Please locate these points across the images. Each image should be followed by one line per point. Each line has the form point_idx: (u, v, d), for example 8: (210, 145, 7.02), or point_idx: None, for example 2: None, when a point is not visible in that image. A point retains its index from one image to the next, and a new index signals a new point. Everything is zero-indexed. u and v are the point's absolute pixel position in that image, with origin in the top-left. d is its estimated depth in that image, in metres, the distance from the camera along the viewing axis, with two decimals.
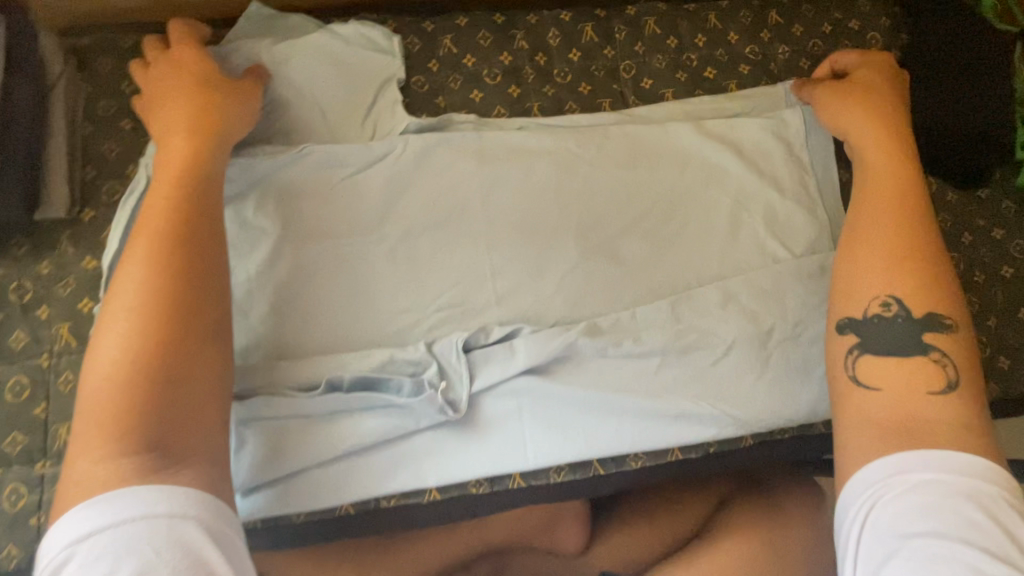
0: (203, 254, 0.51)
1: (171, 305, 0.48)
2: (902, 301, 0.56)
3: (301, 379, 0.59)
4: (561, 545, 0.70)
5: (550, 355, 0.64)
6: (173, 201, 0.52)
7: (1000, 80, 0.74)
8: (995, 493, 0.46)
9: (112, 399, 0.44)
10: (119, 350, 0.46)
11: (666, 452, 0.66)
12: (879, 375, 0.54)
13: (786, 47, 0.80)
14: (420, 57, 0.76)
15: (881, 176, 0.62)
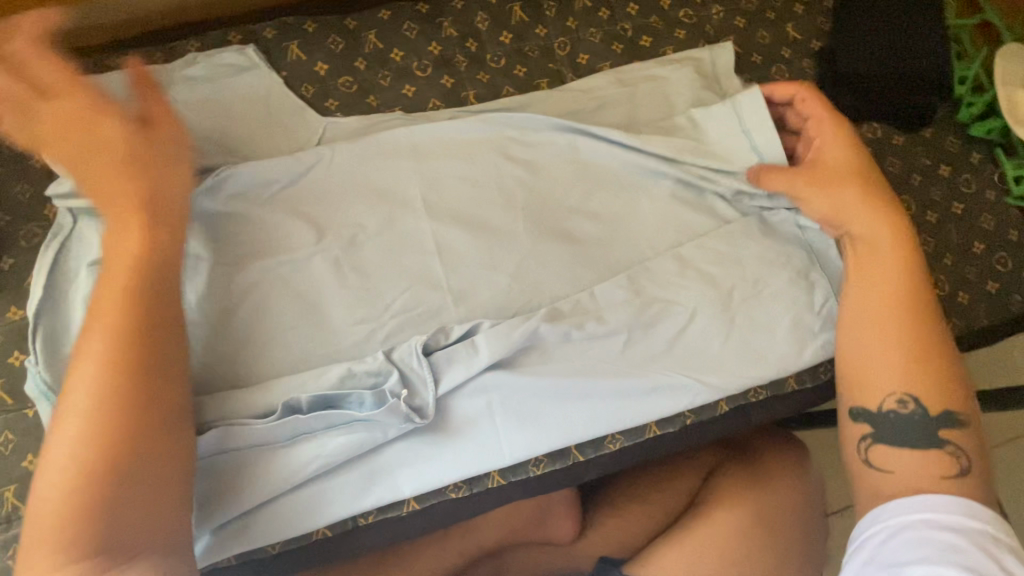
0: (155, 356, 0.52)
1: (120, 413, 0.48)
2: (919, 399, 0.57)
3: (257, 407, 0.58)
4: (556, 534, 0.82)
5: (513, 346, 0.62)
6: (117, 303, 0.52)
7: (926, 24, 0.76)
8: (983, 530, 0.50)
9: (57, 507, 0.45)
10: (68, 460, 0.47)
11: (643, 429, 0.65)
12: (892, 459, 0.56)
13: (719, 7, 0.79)
14: (345, 57, 0.71)
15: (885, 267, 0.60)
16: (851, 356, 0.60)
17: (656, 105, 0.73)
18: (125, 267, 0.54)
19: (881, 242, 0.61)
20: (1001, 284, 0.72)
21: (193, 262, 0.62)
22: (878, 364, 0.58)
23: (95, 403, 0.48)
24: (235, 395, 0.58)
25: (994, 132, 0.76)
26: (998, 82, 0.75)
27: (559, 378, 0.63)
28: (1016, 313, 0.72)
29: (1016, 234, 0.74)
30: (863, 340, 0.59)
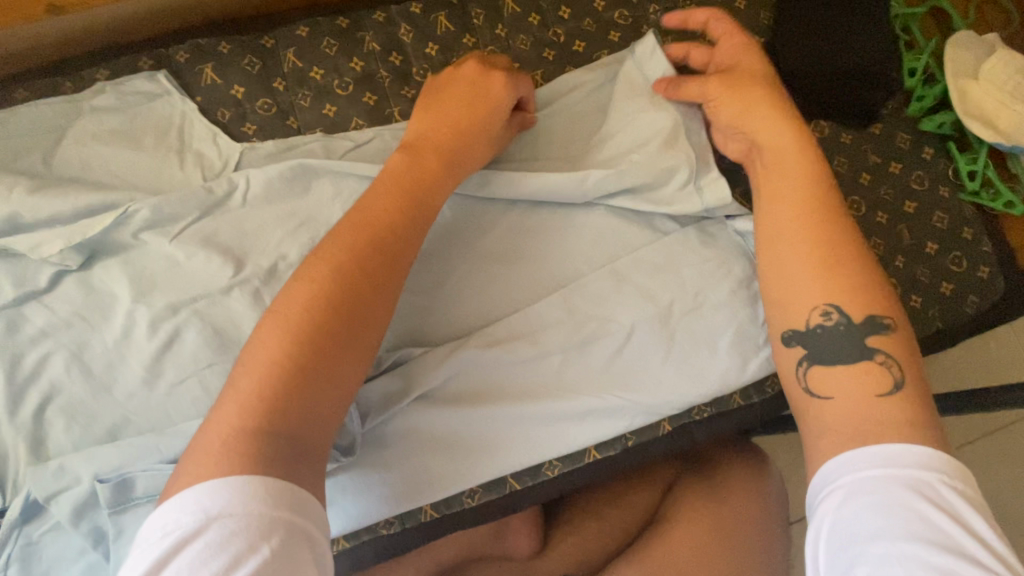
0: (390, 273, 0.52)
1: (332, 327, 0.48)
2: (842, 307, 0.54)
3: (174, 451, 0.56)
4: (514, 551, 0.79)
5: (440, 377, 0.60)
6: (397, 202, 0.55)
7: (869, 18, 0.73)
8: (937, 482, 0.44)
9: (256, 392, 0.44)
10: (270, 364, 0.46)
11: (582, 454, 0.64)
12: (831, 384, 0.53)
13: (656, 6, 0.76)
14: (262, 78, 0.68)
15: (794, 178, 0.60)
16: (768, 267, 0.59)
17: (586, 107, 0.71)
18: (395, 175, 0.57)
19: (785, 149, 0.61)
20: (955, 285, 0.70)
21: (115, 303, 0.61)
22: (794, 269, 0.57)
23: (323, 304, 0.48)
24: (150, 440, 0.57)
25: (946, 126, 0.73)
26: (949, 74, 0.72)
27: (489, 407, 0.61)
28: (969, 313, 0.69)
29: (970, 231, 0.71)
30: (776, 247, 0.59)
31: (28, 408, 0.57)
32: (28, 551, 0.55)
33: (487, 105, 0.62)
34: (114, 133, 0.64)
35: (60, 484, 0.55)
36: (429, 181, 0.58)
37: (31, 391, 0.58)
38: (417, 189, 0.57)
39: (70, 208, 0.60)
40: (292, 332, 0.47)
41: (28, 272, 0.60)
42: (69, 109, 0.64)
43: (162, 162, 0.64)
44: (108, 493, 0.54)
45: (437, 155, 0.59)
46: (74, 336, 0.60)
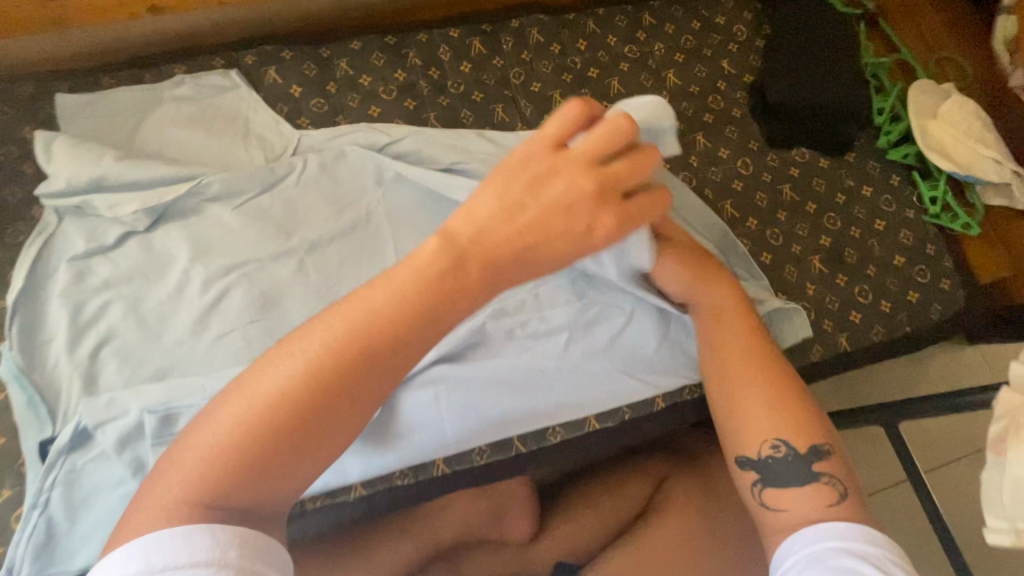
0: (388, 361, 0.41)
1: (310, 404, 0.40)
2: (789, 440, 0.55)
3: (218, 388, 0.62)
4: (513, 531, 0.86)
5: (458, 340, 0.67)
6: (421, 276, 0.42)
7: (843, 63, 0.85)
8: (883, 555, 0.45)
9: (212, 464, 0.39)
10: (230, 436, 0.39)
11: (582, 424, 0.70)
12: (783, 496, 0.54)
13: (660, 44, 0.87)
14: (318, 81, 0.79)
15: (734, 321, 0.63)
16: (725, 410, 0.59)
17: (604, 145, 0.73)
18: (427, 249, 0.43)
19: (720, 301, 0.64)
20: (920, 294, 0.78)
21: (172, 263, 0.68)
22: (750, 408, 0.58)
23: (278, 409, 0.39)
24: (195, 381, 0.62)
25: (910, 157, 0.83)
26: (912, 113, 0.83)
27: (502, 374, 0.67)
28: (934, 320, 0.77)
29: (933, 249, 0.80)
30: (723, 396, 0.60)
31: (86, 347, 0.63)
32: (72, 477, 0.59)
33: (591, 209, 0.44)
34: (187, 119, 0.73)
35: (110, 414, 0.60)
36: (465, 281, 0.42)
37: (89, 333, 0.64)
38: (445, 270, 0.42)
39: (148, 175, 0.68)
40: (231, 433, 0.39)
41: (99, 230, 0.67)
42: (152, 95, 0.74)
43: (230, 146, 0.73)
44: (155, 424, 0.59)
45: (484, 249, 0.43)
46: (133, 289, 0.67)
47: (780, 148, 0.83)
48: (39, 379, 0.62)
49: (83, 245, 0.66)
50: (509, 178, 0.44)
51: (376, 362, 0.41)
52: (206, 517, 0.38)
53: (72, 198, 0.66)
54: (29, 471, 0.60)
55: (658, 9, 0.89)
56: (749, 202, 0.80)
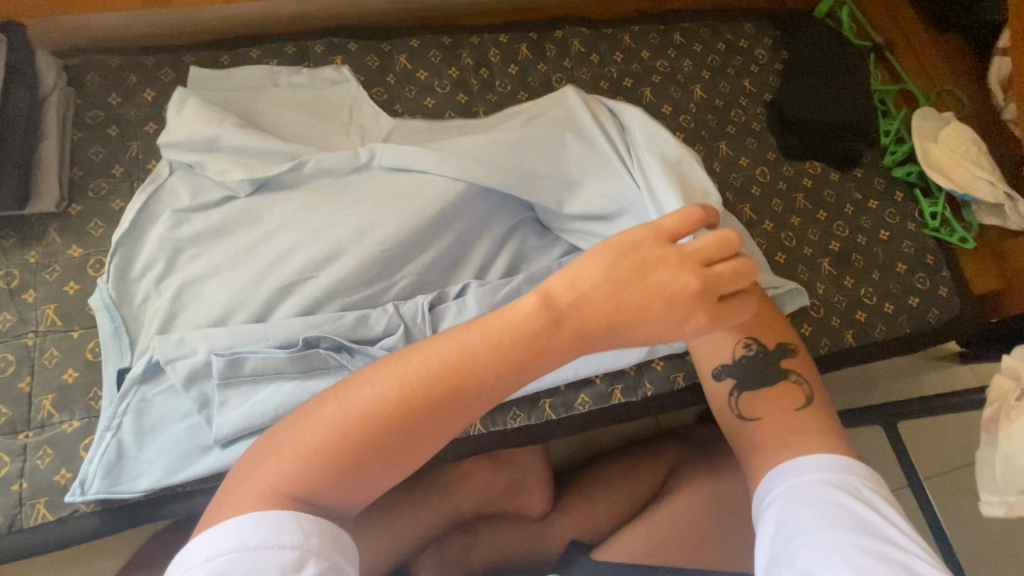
0: (468, 404, 0.49)
1: (399, 424, 0.47)
2: (758, 340, 0.65)
3: (280, 337, 0.66)
4: (529, 507, 0.91)
5: (496, 303, 0.70)
6: (508, 334, 0.49)
7: (855, 87, 0.93)
8: (856, 481, 0.54)
9: (307, 461, 0.46)
10: (326, 441, 0.46)
11: (609, 396, 0.74)
12: (759, 406, 0.63)
13: (689, 61, 0.96)
14: (379, 72, 0.86)
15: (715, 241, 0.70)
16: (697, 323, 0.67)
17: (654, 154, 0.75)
18: (512, 311, 0.50)
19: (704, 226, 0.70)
20: (920, 300, 0.85)
21: (245, 219, 0.71)
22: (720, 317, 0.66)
23: (374, 420, 0.46)
24: (257, 329, 0.66)
25: (913, 175, 0.91)
26: (915, 136, 0.91)
27: None
28: (931, 323, 0.84)
29: (932, 259, 0.87)
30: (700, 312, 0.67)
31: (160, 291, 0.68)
32: (143, 406, 0.64)
33: (689, 305, 0.47)
34: (270, 96, 0.79)
35: (181, 352, 0.64)
36: (540, 343, 0.49)
37: (162, 279, 0.69)
38: (527, 334, 0.49)
39: (256, 145, 0.73)
40: (326, 439, 0.46)
41: (201, 188, 0.72)
42: (233, 74, 0.81)
43: (314, 123, 0.79)
44: (221, 364, 0.64)
45: (561, 320, 0.49)
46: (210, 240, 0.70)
47: (795, 160, 0.91)
48: (126, 313, 0.67)
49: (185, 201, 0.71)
50: (613, 254, 0.50)
51: (458, 401, 0.48)
52: (287, 505, 0.45)
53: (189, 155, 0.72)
54: (106, 396, 0.65)
55: (687, 29, 0.98)
56: (765, 206, 0.87)
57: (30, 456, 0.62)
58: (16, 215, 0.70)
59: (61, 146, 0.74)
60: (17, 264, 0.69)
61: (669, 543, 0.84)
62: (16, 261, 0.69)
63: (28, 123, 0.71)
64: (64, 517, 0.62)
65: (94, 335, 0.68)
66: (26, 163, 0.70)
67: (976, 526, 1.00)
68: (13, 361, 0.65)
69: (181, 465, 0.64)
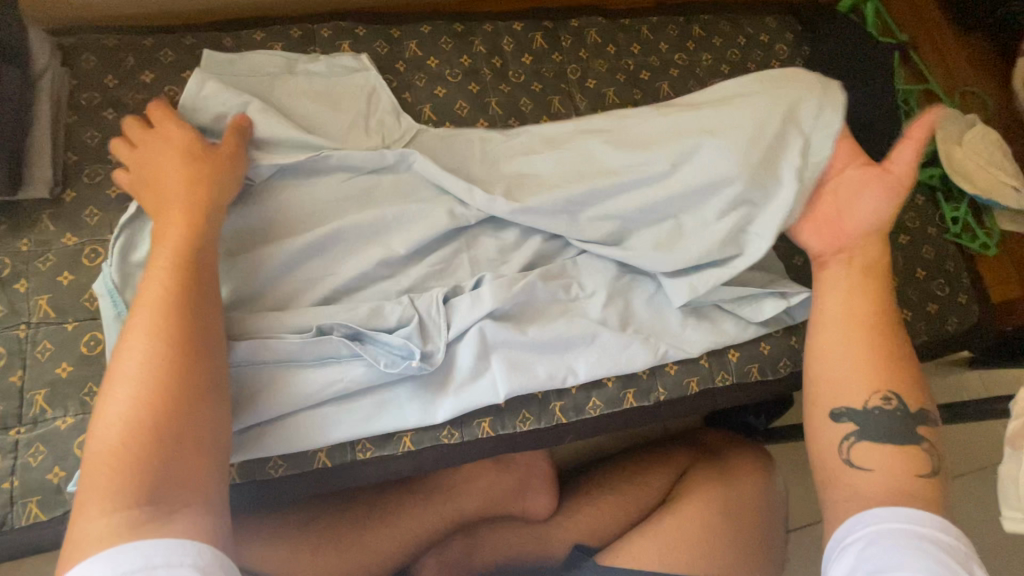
0: (202, 351, 0.54)
1: (163, 396, 0.50)
2: (900, 396, 0.61)
3: (293, 324, 0.64)
4: (533, 509, 0.88)
5: (513, 298, 0.68)
6: (177, 284, 0.55)
7: (880, 83, 0.90)
8: (954, 544, 0.52)
9: (108, 474, 0.47)
10: (120, 444, 0.48)
11: (621, 400, 0.72)
12: (872, 458, 0.59)
13: (709, 55, 0.93)
14: (388, 59, 0.83)
15: (864, 272, 0.66)
16: (828, 356, 0.64)
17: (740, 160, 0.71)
18: (154, 302, 0.54)
19: (866, 253, 0.67)
20: (939, 307, 0.83)
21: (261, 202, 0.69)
22: (855, 359, 0.63)
23: (121, 462, 0.47)
24: (272, 317, 0.64)
25: (934, 178, 0.88)
26: (938, 138, 0.88)
27: (545, 326, 0.70)
28: (949, 331, 0.82)
29: (951, 266, 0.85)
30: (840, 343, 0.64)
31: None
32: None
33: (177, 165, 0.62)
34: (281, 81, 0.76)
35: None
36: (174, 307, 0.54)
37: None
38: (166, 306, 0.54)
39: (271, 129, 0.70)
40: (116, 449, 0.48)
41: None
42: (233, 59, 0.76)
43: (323, 110, 0.75)
44: (234, 350, 0.61)
45: (184, 278, 0.56)
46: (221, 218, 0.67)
47: None
48: (130, 298, 0.64)
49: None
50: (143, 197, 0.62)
51: (196, 348, 0.53)
52: (142, 508, 0.46)
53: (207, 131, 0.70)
54: None
55: (708, 22, 0.95)
56: None
57: (21, 453, 0.60)
58: (8, 201, 0.68)
59: (55, 129, 0.71)
60: (8, 252, 0.66)
61: (681, 547, 0.82)
62: (8, 249, 0.66)
63: (20, 103, 0.67)
64: (57, 518, 0.60)
65: (88, 327, 0.65)
66: (17, 147, 0.66)
67: (981, 536, 0.99)
68: (4, 354, 0.63)
69: None
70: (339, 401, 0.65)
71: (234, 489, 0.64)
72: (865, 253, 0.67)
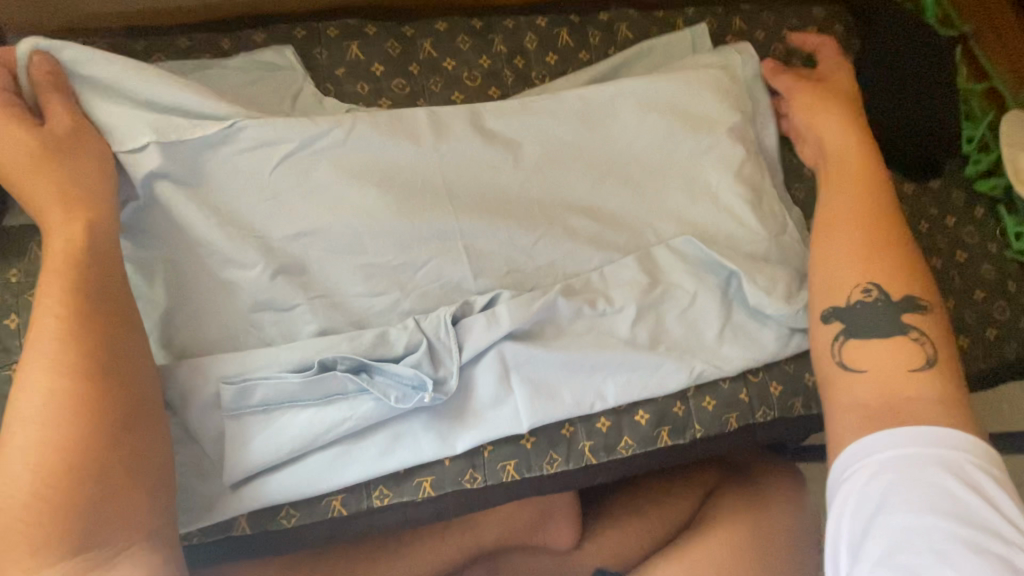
0: (117, 381, 0.51)
1: (76, 439, 0.47)
2: (881, 286, 0.60)
3: (294, 360, 0.60)
4: (555, 540, 0.84)
5: (533, 316, 0.65)
6: (73, 315, 0.51)
7: (936, 82, 0.82)
8: (968, 461, 0.50)
9: (29, 528, 0.44)
10: (33, 495, 0.45)
11: (655, 438, 0.67)
12: (864, 358, 0.58)
13: (749, 51, 0.85)
14: (400, 60, 0.75)
15: (841, 158, 0.69)
16: (820, 254, 0.65)
17: (732, 173, 0.74)
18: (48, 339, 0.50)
19: (846, 162, 0.69)
20: (999, 331, 0.76)
21: (256, 219, 0.64)
22: (839, 250, 0.64)
23: (34, 520, 0.45)
24: (270, 351, 0.60)
25: (997, 189, 0.81)
26: (1005, 143, 0.81)
27: (566, 344, 0.66)
28: (1008, 359, 0.76)
29: (1013, 286, 0.78)
30: (832, 241, 0.64)
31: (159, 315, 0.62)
32: None
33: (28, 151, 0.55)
34: (235, 71, 0.71)
35: (189, 384, 0.59)
36: (76, 339, 0.50)
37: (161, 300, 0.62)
38: (68, 338, 0.50)
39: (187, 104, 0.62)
40: (29, 501, 0.45)
41: (191, 132, 0.61)
42: (197, 66, 0.70)
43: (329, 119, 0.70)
44: (232, 395, 0.57)
45: (79, 304, 0.51)
46: (200, 240, 0.62)
47: None
48: None
49: (173, 137, 0.61)
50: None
51: (111, 380, 0.50)
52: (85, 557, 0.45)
53: (155, 89, 0.62)
54: None
55: (750, 12, 0.86)
56: None
57: None
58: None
59: None
60: None
61: None
62: None
63: None
64: None
65: None
66: None
67: None
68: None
69: (197, 510, 0.58)
70: (350, 439, 0.60)
71: (245, 541, 0.60)
72: (849, 140, 0.70)
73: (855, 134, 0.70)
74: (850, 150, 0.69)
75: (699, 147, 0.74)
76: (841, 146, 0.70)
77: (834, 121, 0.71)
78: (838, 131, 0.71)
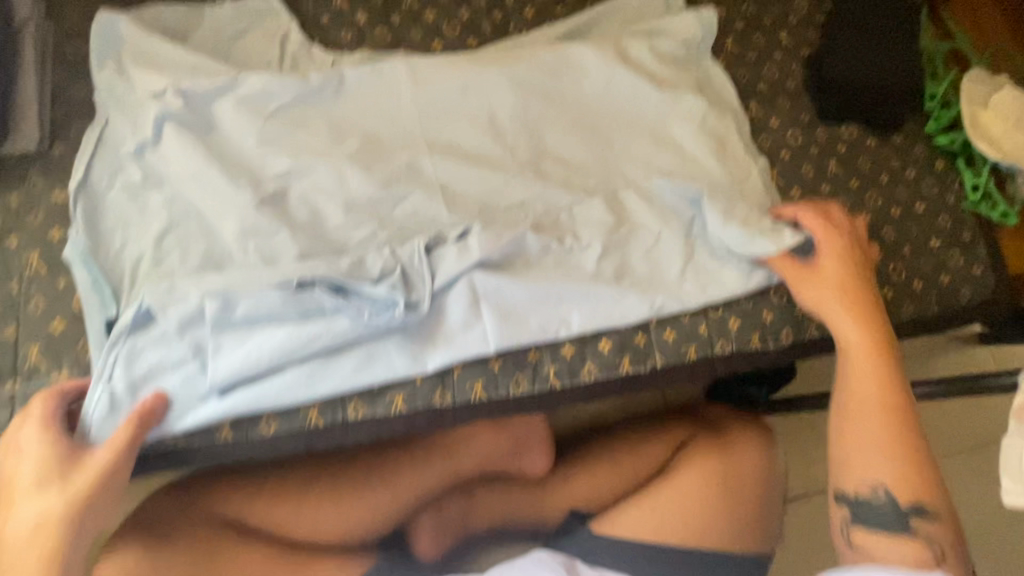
0: None
1: None
2: (890, 491, 0.62)
3: (273, 279, 0.63)
4: (528, 468, 0.89)
5: (501, 249, 0.68)
6: None
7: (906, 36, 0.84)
8: None
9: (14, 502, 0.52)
10: None
11: (617, 366, 0.71)
12: (873, 544, 0.63)
13: (721, 9, 0.88)
14: (384, 10, 0.79)
15: (864, 399, 0.66)
16: (849, 453, 0.65)
17: (696, 125, 0.78)
18: None
19: (864, 380, 0.66)
20: (953, 278, 0.80)
21: (250, 157, 0.69)
22: (869, 459, 0.64)
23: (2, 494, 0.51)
24: (251, 272, 0.64)
25: (956, 144, 0.84)
26: (964, 100, 0.84)
27: (535, 277, 0.69)
28: (961, 304, 0.79)
29: (969, 235, 0.81)
30: (853, 441, 0.66)
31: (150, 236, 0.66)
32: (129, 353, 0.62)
33: None
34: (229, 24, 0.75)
35: (172, 298, 0.62)
36: None
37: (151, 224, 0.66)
38: None
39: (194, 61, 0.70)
40: None
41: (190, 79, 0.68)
42: (191, 17, 0.74)
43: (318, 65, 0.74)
44: (214, 308, 0.61)
45: None
46: (187, 167, 0.66)
47: (830, 123, 0.84)
48: (106, 263, 0.65)
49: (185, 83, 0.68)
50: None
51: None
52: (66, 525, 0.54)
53: (173, 53, 0.70)
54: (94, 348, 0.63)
55: None
56: (794, 172, 0.82)
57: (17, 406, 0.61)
58: None
59: (40, 82, 0.70)
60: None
61: (677, 527, 0.81)
62: None
63: None
64: None
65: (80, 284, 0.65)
66: None
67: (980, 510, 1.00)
68: None
69: (179, 414, 0.62)
70: (326, 354, 0.64)
71: (228, 448, 0.64)
72: (852, 329, 0.68)
73: (852, 298, 0.68)
74: (850, 327, 0.68)
75: (665, 102, 0.79)
76: (851, 334, 0.67)
77: (828, 292, 0.69)
78: (835, 299, 0.68)
